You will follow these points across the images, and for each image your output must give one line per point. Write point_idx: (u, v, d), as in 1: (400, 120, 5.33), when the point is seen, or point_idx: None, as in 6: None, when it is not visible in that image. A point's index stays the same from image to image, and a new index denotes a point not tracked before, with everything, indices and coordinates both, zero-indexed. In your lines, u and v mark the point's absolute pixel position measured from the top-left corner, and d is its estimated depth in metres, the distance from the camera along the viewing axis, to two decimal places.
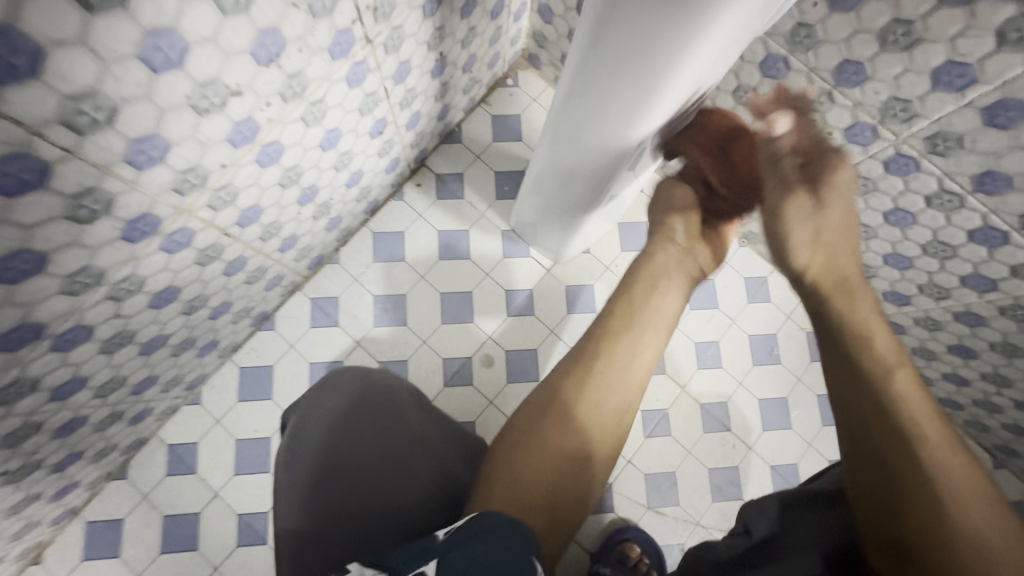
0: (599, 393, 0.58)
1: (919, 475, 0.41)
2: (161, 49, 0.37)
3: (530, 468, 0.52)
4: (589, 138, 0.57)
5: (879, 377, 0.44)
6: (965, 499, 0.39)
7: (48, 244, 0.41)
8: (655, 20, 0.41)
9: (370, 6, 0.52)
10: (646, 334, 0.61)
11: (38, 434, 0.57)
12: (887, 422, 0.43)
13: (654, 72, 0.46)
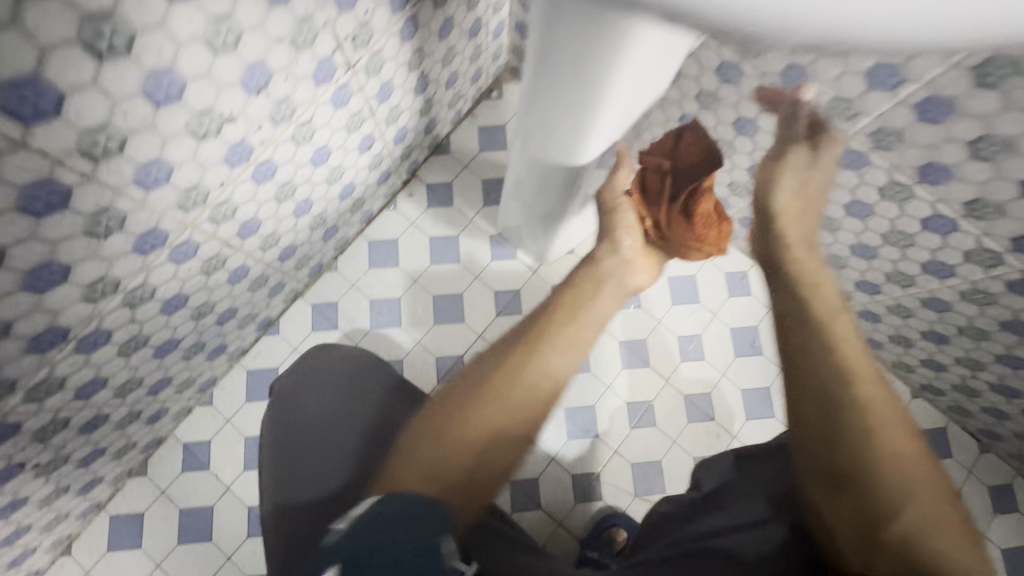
0: (541, 363, 0.65)
1: (862, 410, 0.51)
2: (162, 87, 0.43)
3: (467, 434, 0.60)
4: (552, 141, 0.60)
5: (826, 333, 0.55)
6: (889, 429, 0.50)
7: (72, 258, 0.47)
8: (584, 46, 0.43)
9: (350, 36, 0.58)
10: (583, 312, 0.71)
11: (65, 430, 0.63)
12: (832, 370, 0.53)
13: (598, 87, 0.47)
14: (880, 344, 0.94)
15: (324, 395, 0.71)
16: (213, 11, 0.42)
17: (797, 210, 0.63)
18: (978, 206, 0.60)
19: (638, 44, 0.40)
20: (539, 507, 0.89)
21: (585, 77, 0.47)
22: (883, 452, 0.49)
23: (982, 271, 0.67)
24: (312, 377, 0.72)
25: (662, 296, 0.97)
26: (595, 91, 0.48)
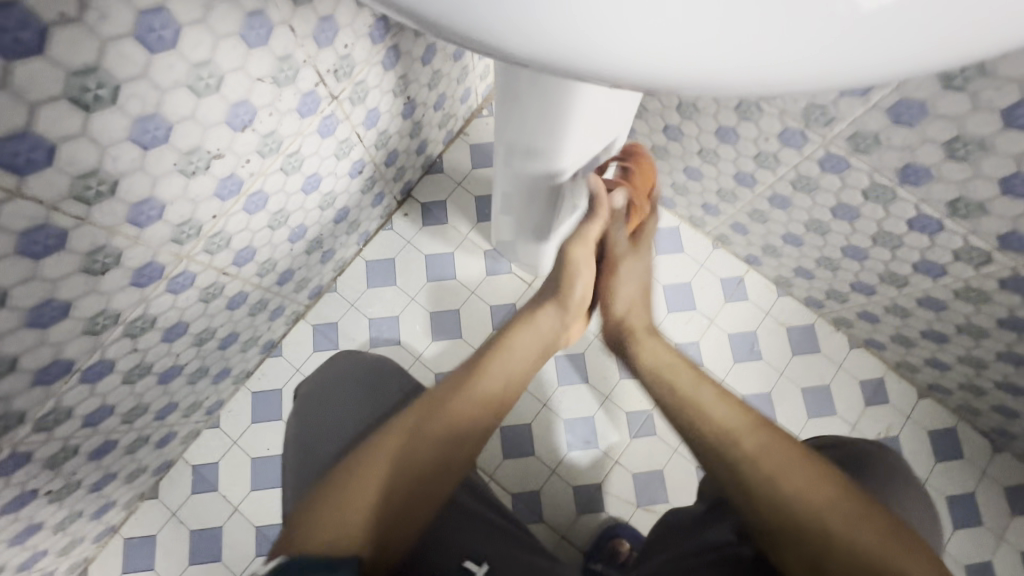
0: (483, 378, 0.63)
1: (749, 469, 0.54)
2: (148, 131, 0.45)
3: (423, 447, 0.55)
4: (527, 164, 0.62)
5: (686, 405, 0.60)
6: (782, 475, 0.53)
7: (71, 294, 0.49)
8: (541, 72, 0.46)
9: (331, 69, 0.60)
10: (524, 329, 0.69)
11: (75, 457, 0.66)
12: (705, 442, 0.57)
13: (562, 110, 0.50)
14: (882, 345, 0.93)
15: (337, 397, 0.67)
16: (194, 58, 0.45)
17: (638, 294, 0.73)
18: (961, 205, 0.59)
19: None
20: (541, 519, 0.89)
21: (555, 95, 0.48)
22: (778, 496, 0.52)
23: (972, 270, 0.66)
24: (326, 389, 0.68)
25: (658, 304, 0.98)
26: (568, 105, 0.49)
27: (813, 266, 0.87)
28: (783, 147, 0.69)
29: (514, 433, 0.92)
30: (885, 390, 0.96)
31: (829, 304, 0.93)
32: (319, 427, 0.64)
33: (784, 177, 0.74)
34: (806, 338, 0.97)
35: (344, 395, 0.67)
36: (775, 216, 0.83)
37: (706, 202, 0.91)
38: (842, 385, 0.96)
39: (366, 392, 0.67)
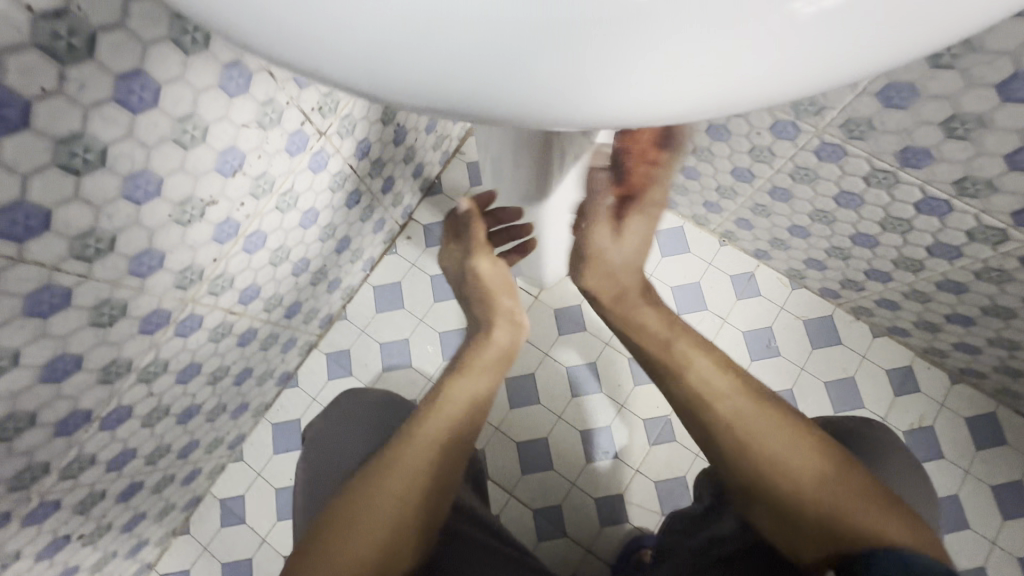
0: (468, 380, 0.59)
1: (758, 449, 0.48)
2: (140, 186, 0.47)
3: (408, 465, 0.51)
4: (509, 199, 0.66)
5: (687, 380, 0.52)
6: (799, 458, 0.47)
7: (81, 347, 0.52)
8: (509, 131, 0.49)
9: (316, 107, 0.62)
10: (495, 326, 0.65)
11: (103, 500, 0.68)
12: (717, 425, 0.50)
13: (534, 161, 0.53)
14: (906, 332, 0.89)
15: (337, 439, 0.67)
16: (176, 113, 0.46)
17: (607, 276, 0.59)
18: (968, 183, 0.57)
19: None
20: (565, 534, 0.87)
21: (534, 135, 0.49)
22: (781, 474, 0.47)
23: (990, 249, 0.63)
24: (330, 423, 0.68)
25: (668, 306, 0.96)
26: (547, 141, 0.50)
27: (824, 257, 0.84)
28: (777, 139, 0.67)
29: (531, 447, 0.91)
30: (914, 378, 0.92)
31: (846, 294, 0.90)
32: (321, 467, 0.65)
33: (782, 170, 0.72)
34: (826, 330, 0.94)
35: (343, 432, 0.67)
36: (778, 209, 0.80)
37: (707, 200, 0.90)
38: (868, 376, 0.92)
39: (361, 426, 0.67)
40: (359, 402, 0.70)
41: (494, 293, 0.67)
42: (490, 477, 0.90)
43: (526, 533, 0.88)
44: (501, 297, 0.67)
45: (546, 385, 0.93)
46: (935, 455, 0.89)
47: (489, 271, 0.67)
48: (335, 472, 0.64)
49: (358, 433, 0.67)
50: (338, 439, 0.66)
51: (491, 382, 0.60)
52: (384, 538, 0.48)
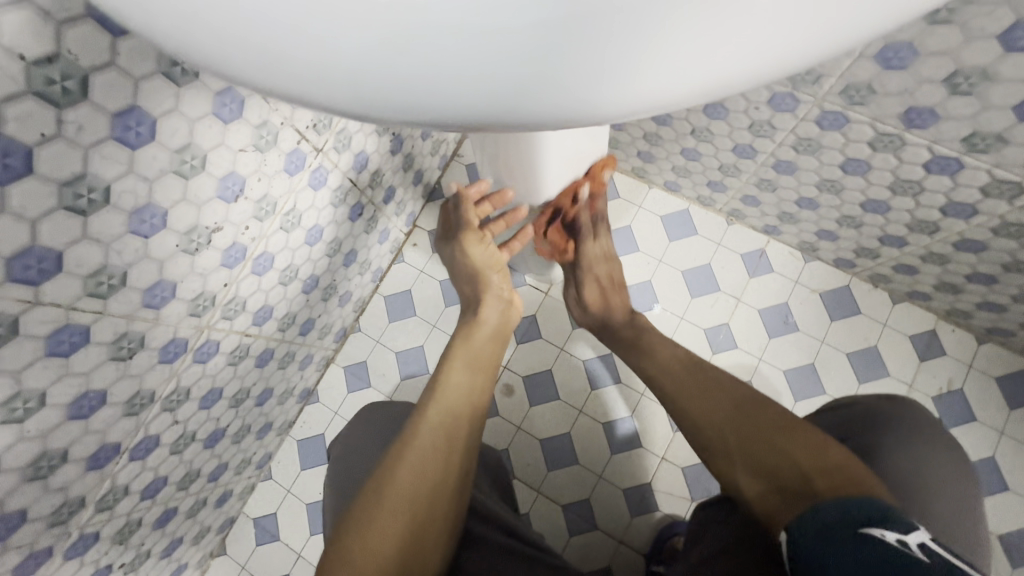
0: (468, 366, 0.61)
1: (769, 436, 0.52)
2: (145, 221, 0.48)
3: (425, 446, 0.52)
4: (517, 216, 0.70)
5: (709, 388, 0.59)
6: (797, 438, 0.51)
7: (104, 383, 0.53)
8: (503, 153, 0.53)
9: (311, 125, 0.62)
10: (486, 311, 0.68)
11: (140, 528, 0.70)
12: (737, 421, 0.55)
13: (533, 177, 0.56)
14: (928, 296, 0.87)
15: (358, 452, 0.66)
16: (174, 144, 0.47)
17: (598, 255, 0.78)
18: (977, 139, 0.55)
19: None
20: (595, 527, 0.87)
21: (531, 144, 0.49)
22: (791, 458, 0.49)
23: (1006, 204, 0.61)
24: (353, 435, 0.69)
25: (680, 291, 0.95)
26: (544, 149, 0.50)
27: (835, 227, 0.83)
28: (776, 113, 0.66)
29: (555, 444, 0.91)
30: (939, 342, 0.90)
31: (862, 262, 0.88)
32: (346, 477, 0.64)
33: (784, 143, 0.71)
34: (844, 301, 0.92)
35: (363, 445, 0.67)
36: (783, 183, 0.79)
37: (710, 180, 0.88)
38: (891, 344, 0.90)
39: (376, 436, 0.67)
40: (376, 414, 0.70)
41: (482, 273, 0.70)
42: (515, 475, 0.90)
43: (557, 530, 0.88)
44: (489, 275, 0.71)
45: (564, 380, 0.93)
46: (967, 418, 0.87)
47: (478, 253, 0.71)
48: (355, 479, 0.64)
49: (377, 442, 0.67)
50: (360, 447, 0.67)
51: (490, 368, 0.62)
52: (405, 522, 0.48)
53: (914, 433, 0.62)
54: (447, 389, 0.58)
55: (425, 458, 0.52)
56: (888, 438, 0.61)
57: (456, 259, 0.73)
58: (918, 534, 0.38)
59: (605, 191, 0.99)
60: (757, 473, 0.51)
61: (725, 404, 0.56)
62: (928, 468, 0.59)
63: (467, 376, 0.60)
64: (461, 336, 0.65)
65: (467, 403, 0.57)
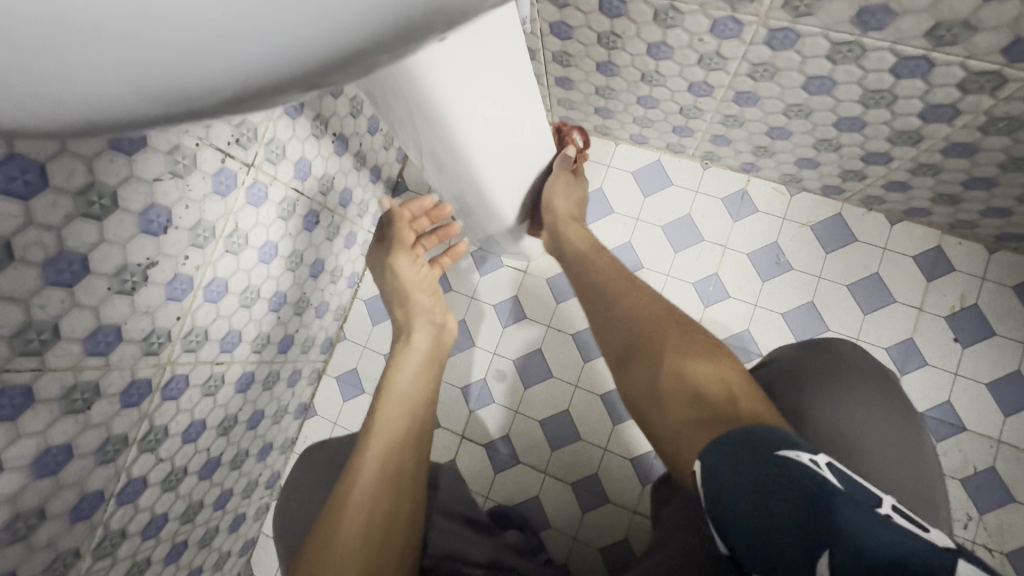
0: (401, 384, 0.65)
1: (692, 359, 0.56)
2: (64, 270, 0.47)
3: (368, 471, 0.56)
4: (466, 189, 0.67)
5: (640, 308, 0.62)
6: (716, 362, 0.55)
7: (65, 436, 0.52)
8: (416, 117, 0.50)
9: (232, 140, 0.59)
10: (417, 326, 0.71)
11: (152, 566, 0.71)
12: (664, 334, 0.59)
13: (456, 141, 0.54)
14: (926, 211, 0.81)
15: (307, 492, 0.68)
16: (73, 186, 0.45)
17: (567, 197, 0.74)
18: (942, 31, 0.50)
19: (426, 56, 0.40)
20: (607, 500, 0.86)
21: (419, 94, 0.45)
22: (711, 378, 0.53)
23: (989, 97, 0.55)
24: (301, 480, 0.70)
25: (662, 247, 0.91)
26: (444, 106, 0.47)
27: (813, 153, 0.77)
28: (721, 42, 0.61)
29: (556, 423, 0.89)
30: (946, 258, 0.84)
31: (849, 187, 0.83)
32: (296, 534, 0.64)
33: (739, 73, 0.65)
34: (838, 231, 0.86)
35: (305, 501, 0.67)
36: (749, 116, 0.73)
37: (675, 126, 0.83)
38: (894, 268, 0.85)
39: (318, 486, 0.67)
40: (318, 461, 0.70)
41: (410, 292, 0.74)
42: (520, 460, 0.89)
43: (569, 509, 0.86)
44: (418, 296, 0.74)
45: (556, 357, 0.91)
46: (985, 334, 0.81)
47: (409, 273, 0.75)
48: (308, 502, 0.66)
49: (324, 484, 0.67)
50: (312, 475, 0.69)
51: (425, 386, 0.67)
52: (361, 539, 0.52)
53: (837, 379, 0.61)
54: (383, 427, 0.60)
55: (368, 502, 0.55)
56: (811, 391, 0.60)
57: (385, 278, 0.76)
58: (823, 456, 0.41)
59: None
60: (686, 394, 0.54)
61: (657, 326, 0.60)
62: (851, 414, 0.59)
63: (402, 408, 0.62)
64: (395, 362, 0.67)
65: (404, 435, 0.61)
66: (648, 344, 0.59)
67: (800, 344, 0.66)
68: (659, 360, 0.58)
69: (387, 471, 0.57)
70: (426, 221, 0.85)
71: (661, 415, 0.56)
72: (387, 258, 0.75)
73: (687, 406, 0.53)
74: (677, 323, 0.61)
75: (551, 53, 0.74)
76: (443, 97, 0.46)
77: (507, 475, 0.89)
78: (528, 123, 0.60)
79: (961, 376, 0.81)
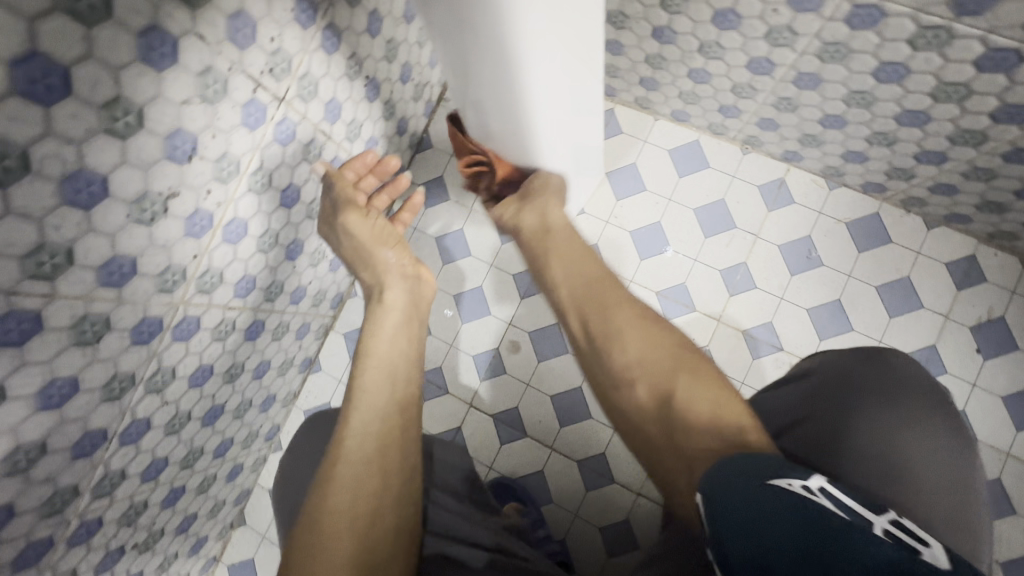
0: (370, 350, 0.60)
1: (701, 390, 0.54)
2: (82, 189, 0.43)
3: (353, 448, 0.54)
4: (508, 146, 0.65)
5: (654, 327, 0.60)
6: (724, 392, 0.54)
7: (72, 368, 0.49)
8: (475, 57, 0.49)
9: (266, 70, 0.55)
10: (389, 284, 0.65)
11: (149, 508, 0.69)
12: (675, 357, 0.57)
13: (513, 93, 0.52)
14: (967, 218, 0.80)
15: (303, 467, 0.66)
16: (98, 99, 0.41)
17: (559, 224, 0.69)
18: None
19: None
20: (612, 481, 0.85)
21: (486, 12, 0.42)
22: (722, 410, 0.52)
23: None
24: (298, 450, 0.69)
25: (691, 231, 0.88)
26: (507, 45, 0.45)
27: (864, 146, 0.74)
28: (797, 15, 0.57)
29: (566, 399, 0.88)
30: (979, 268, 0.82)
31: (893, 185, 0.80)
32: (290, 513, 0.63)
33: (807, 51, 0.62)
34: (874, 230, 0.84)
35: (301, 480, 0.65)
36: (806, 100, 0.70)
37: (722, 105, 0.80)
38: (926, 273, 0.83)
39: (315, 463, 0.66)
40: (316, 429, 0.69)
41: (370, 250, 0.66)
42: (527, 433, 0.88)
43: (573, 486, 0.86)
44: (382, 251, 0.66)
45: None
46: (1008, 348, 0.81)
47: (362, 226, 0.66)
48: (298, 489, 0.65)
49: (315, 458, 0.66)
50: (302, 455, 0.68)
51: (409, 345, 0.63)
52: (354, 523, 0.51)
53: (887, 397, 0.58)
54: (367, 395, 0.57)
55: (357, 476, 0.53)
56: (856, 405, 0.59)
57: (341, 240, 0.68)
58: (817, 479, 0.42)
59: (607, 128, 0.91)
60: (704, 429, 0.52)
61: (664, 345, 0.58)
62: (892, 435, 0.56)
63: (384, 375, 0.58)
64: (371, 322, 0.63)
65: (391, 401, 0.57)
66: (664, 371, 0.56)
67: (844, 354, 0.63)
68: (673, 390, 0.55)
69: (375, 446, 0.55)
70: (372, 180, 0.74)
71: (673, 450, 0.54)
72: (337, 218, 0.67)
73: (702, 438, 0.51)
74: (684, 348, 0.58)
75: (607, 11, 0.70)
76: (518, 42, 0.45)
77: (513, 447, 0.88)
78: (583, 89, 0.58)
79: (979, 387, 0.80)
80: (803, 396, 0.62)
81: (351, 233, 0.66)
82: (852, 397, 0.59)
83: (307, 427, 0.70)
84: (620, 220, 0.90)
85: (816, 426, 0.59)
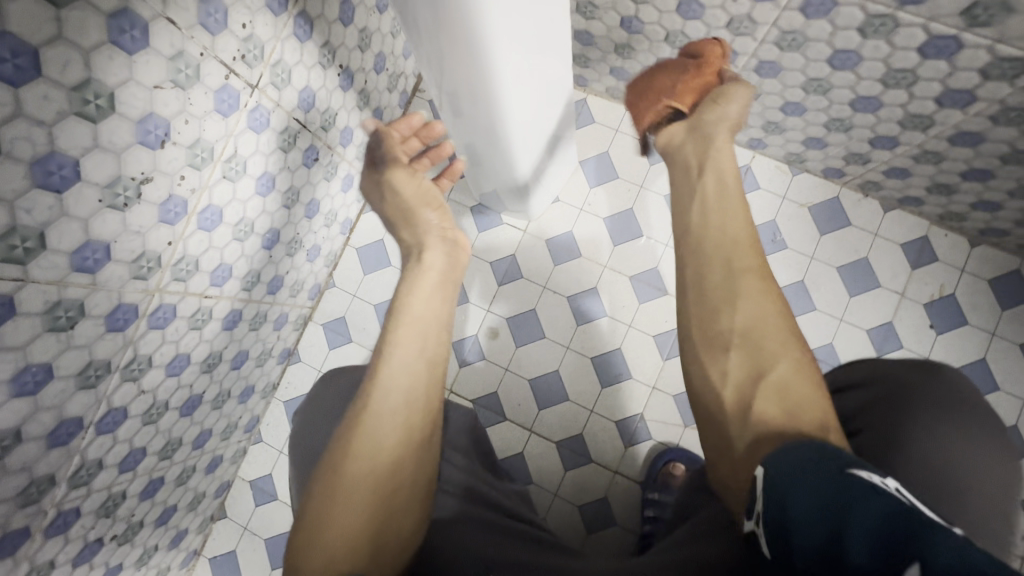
0: (408, 316, 0.60)
1: (798, 381, 0.51)
2: (53, 173, 0.43)
3: (375, 410, 0.54)
4: (484, 142, 0.67)
5: (774, 302, 0.55)
6: (817, 387, 0.51)
7: (46, 355, 0.49)
8: (446, 55, 0.50)
9: (238, 55, 0.55)
10: (427, 250, 0.65)
11: (127, 499, 0.69)
12: (784, 339, 0.53)
13: (485, 88, 0.54)
14: (919, 201, 0.84)
15: (319, 424, 0.67)
16: (68, 82, 0.41)
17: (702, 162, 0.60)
18: (979, 10, 0.50)
19: None
20: (590, 461, 0.87)
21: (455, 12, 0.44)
22: (811, 404, 0.50)
23: (1008, 85, 0.57)
24: (317, 403, 0.70)
25: (662, 217, 0.91)
26: (477, 43, 0.47)
27: (823, 133, 0.78)
28: (756, 4, 0.60)
29: (544, 383, 0.90)
30: (931, 248, 0.87)
31: (850, 171, 0.84)
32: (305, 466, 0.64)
33: (766, 40, 0.65)
34: (833, 214, 0.88)
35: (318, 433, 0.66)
36: (767, 88, 0.73)
37: None
38: (882, 254, 0.87)
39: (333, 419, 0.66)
40: (335, 385, 0.70)
41: (414, 210, 0.66)
42: (506, 417, 0.90)
43: (552, 468, 0.88)
44: (422, 212, 0.66)
45: (549, 318, 0.91)
46: (958, 323, 0.85)
47: (409, 185, 0.67)
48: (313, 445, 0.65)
49: (333, 416, 0.67)
50: (321, 410, 0.68)
51: (438, 309, 0.62)
52: (371, 483, 0.51)
53: (946, 414, 0.59)
54: (397, 354, 0.57)
55: (380, 436, 0.53)
56: (912, 420, 0.59)
57: (384, 199, 0.68)
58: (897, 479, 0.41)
59: (580, 117, 0.93)
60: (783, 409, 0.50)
61: (776, 324, 0.54)
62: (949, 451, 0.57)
63: (416, 335, 0.59)
64: (410, 282, 0.63)
65: (417, 364, 0.58)
66: (764, 351, 0.52)
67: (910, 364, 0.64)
68: (769, 370, 0.52)
69: (398, 409, 0.55)
70: (416, 143, 0.72)
71: (738, 431, 0.51)
72: (383, 176, 0.68)
73: (780, 421, 0.49)
74: (793, 333, 0.54)
75: (577, 2, 0.71)
76: (488, 39, 0.46)
77: (493, 431, 0.89)
78: (553, 78, 0.60)
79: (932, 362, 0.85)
80: (861, 402, 0.63)
81: (398, 191, 0.67)
82: (918, 410, 0.59)
83: (325, 379, 0.72)
84: (594, 208, 0.92)
85: (875, 433, 0.59)
